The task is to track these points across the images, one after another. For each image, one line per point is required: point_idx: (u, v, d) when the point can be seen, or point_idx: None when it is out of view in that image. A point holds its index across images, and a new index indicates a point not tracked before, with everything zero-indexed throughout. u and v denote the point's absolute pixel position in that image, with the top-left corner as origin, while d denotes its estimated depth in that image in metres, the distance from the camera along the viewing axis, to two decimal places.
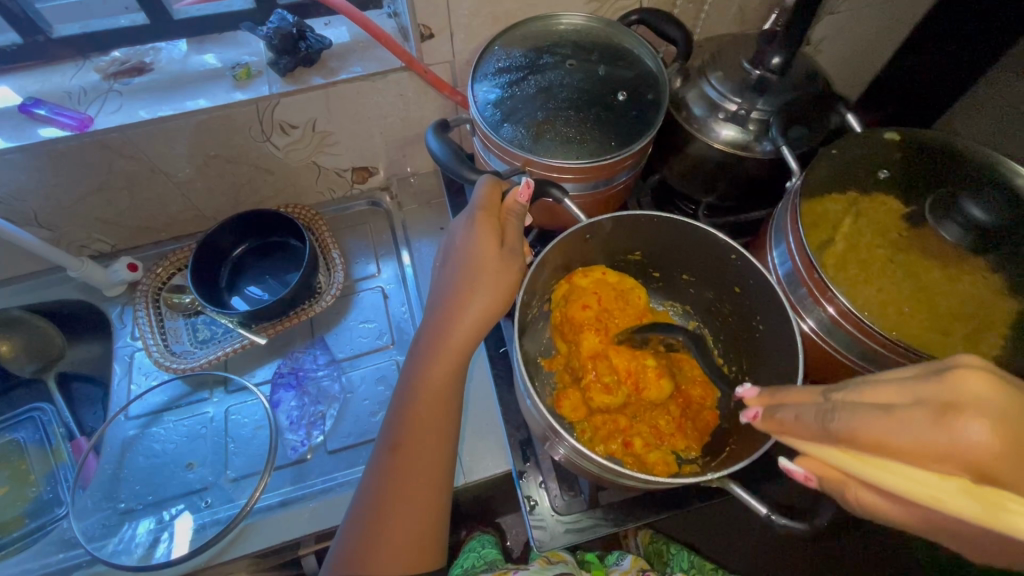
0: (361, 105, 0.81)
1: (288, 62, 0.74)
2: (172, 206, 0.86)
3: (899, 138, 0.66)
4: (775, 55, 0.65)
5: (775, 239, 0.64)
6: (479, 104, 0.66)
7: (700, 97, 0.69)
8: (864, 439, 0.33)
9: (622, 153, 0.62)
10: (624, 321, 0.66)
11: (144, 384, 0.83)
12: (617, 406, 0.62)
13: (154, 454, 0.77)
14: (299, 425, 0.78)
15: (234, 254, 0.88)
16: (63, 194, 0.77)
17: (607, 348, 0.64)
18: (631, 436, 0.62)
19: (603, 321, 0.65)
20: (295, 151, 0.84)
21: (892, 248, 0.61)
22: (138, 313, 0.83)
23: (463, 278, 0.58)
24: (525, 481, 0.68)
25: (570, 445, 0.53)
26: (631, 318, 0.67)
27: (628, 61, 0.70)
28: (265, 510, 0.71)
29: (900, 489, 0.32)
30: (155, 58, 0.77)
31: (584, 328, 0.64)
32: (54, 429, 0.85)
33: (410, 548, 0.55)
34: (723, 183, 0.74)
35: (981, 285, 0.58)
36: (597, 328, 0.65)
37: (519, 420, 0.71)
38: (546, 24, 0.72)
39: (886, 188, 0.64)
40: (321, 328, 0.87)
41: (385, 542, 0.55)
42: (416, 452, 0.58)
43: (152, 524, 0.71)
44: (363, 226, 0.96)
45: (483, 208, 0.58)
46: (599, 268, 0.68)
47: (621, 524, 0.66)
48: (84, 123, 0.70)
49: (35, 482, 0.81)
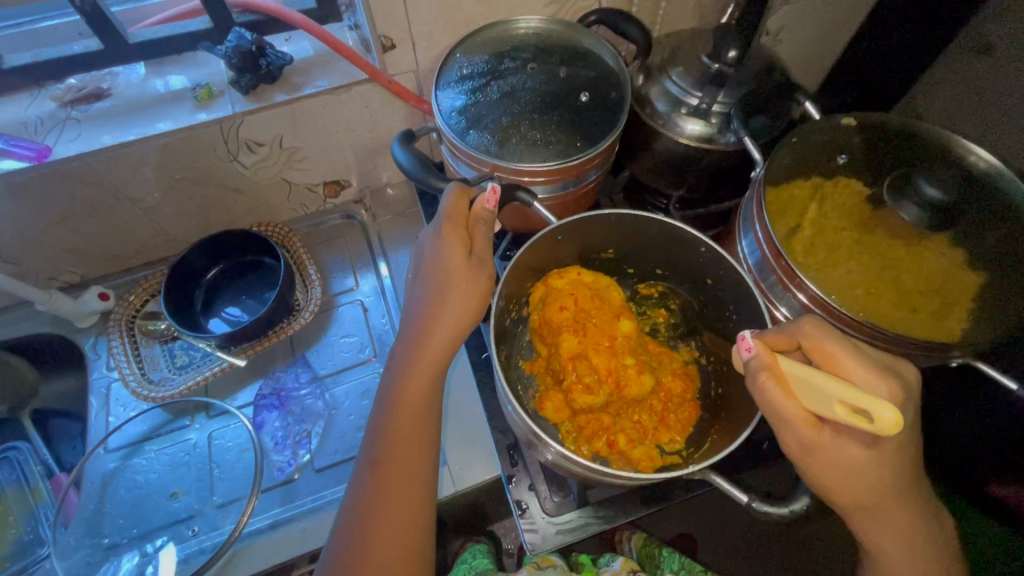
0: (327, 119, 0.80)
1: (249, 81, 0.73)
2: (142, 232, 0.85)
3: (856, 123, 0.68)
4: (731, 48, 0.66)
5: (744, 229, 0.64)
6: (444, 112, 0.66)
7: (663, 93, 0.70)
8: (812, 380, 0.43)
9: (588, 153, 0.63)
10: (603, 320, 0.66)
11: (123, 415, 0.81)
12: (600, 405, 0.63)
13: (137, 485, 0.75)
14: (284, 445, 0.77)
15: (208, 276, 0.87)
16: (26, 227, 0.76)
17: (587, 348, 0.64)
18: (615, 435, 0.63)
19: (579, 319, 0.65)
20: (264, 169, 0.83)
21: (857, 230, 0.62)
22: (112, 343, 0.82)
23: (436, 288, 0.58)
24: (515, 485, 0.68)
25: (555, 450, 0.53)
26: (609, 315, 0.66)
27: (589, 61, 0.70)
28: (255, 534, 0.70)
29: (824, 387, 0.42)
30: (112, 83, 0.76)
31: (562, 329, 0.65)
32: (32, 467, 0.83)
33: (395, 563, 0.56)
34: (692, 176, 0.75)
35: (942, 260, 0.60)
36: (575, 330, 0.65)
37: (504, 424, 0.71)
38: (506, 29, 0.72)
39: (847, 172, 0.66)
40: (301, 346, 0.86)
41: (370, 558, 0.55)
42: (398, 465, 0.58)
43: (137, 558, 0.70)
44: (338, 240, 0.95)
45: (450, 219, 0.57)
46: (575, 268, 0.68)
47: (612, 521, 0.67)
48: (42, 153, 0.69)
49: (15, 524, 0.78)
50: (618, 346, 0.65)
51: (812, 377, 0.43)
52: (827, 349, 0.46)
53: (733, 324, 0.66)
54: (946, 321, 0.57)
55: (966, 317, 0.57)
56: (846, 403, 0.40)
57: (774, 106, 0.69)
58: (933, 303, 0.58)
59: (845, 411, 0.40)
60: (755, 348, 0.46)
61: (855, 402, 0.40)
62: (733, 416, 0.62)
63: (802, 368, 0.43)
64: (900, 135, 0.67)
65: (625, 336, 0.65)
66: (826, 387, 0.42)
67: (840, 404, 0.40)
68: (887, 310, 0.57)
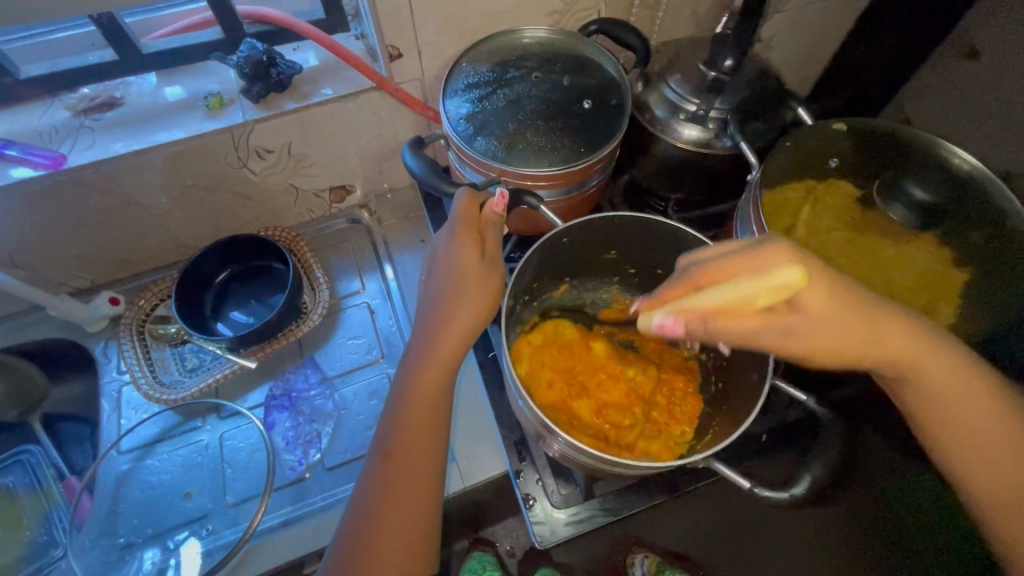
0: (334, 126, 0.82)
1: (259, 89, 0.75)
2: (152, 237, 0.86)
3: (847, 128, 0.68)
4: (728, 57, 0.68)
5: (741, 230, 0.67)
6: (451, 120, 0.68)
7: (661, 100, 0.73)
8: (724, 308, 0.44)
9: (591, 158, 0.65)
10: (584, 362, 0.68)
11: (135, 418, 0.82)
12: (623, 431, 0.64)
13: (150, 486, 0.77)
14: (296, 445, 0.79)
15: (217, 280, 0.89)
16: (39, 233, 0.77)
17: (585, 390, 0.66)
18: (640, 441, 0.64)
19: (568, 377, 0.66)
20: (272, 175, 0.85)
21: (849, 231, 0.66)
22: (124, 348, 0.83)
23: (447, 288, 0.60)
24: (523, 480, 0.70)
25: (563, 441, 0.56)
26: (588, 356, 0.68)
27: (591, 69, 0.73)
28: (268, 532, 0.72)
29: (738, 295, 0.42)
30: (124, 92, 0.77)
31: (558, 395, 0.65)
32: (44, 471, 0.83)
33: (398, 557, 0.57)
34: (689, 180, 0.77)
35: (929, 257, 0.64)
36: (567, 385, 0.66)
37: (511, 422, 0.73)
38: (510, 39, 0.74)
39: (838, 175, 0.69)
40: (310, 348, 0.87)
41: (369, 552, 0.56)
42: (409, 460, 0.59)
43: (160, 553, 0.72)
44: (344, 244, 0.97)
45: (463, 221, 0.60)
46: (523, 338, 0.69)
47: (618, 512, 0.69)
48: (57, 161, 0.70)
49: (29, 525, 0.80)
50: (610, 370, 0.67)
51: (725, 295, 0.43)
52: (717, 269, 0.45)
53: None
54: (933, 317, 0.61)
55: (952, 313, 0.61)
56: (758, 292, 0.42)
57: (769, 112, 0.72)
58: (922, 298, 0.62)
59: (766, 298, 0.42)
60: (680, 322, 0.45)
61: (762, 286, 0.42)
62: (734, 410, 0.64)
63: (711, 297, 0.43)
64: (888, 138, 0.68)
65: (610, 364, 0.68)
66: (736, 294, 0.43)
67: (761, 295, 0.42)
68: None
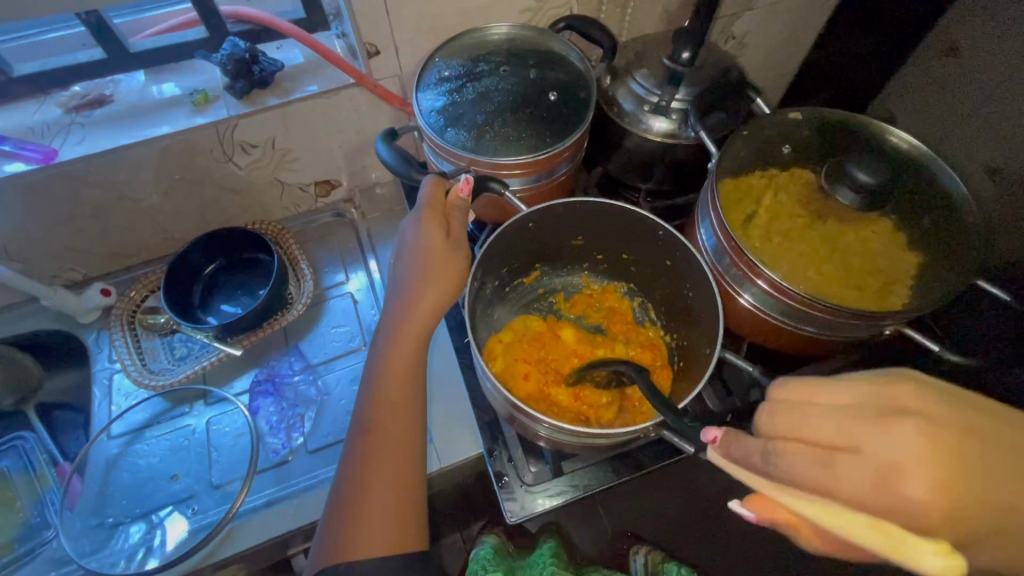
0: (316, 122, 0.85)
1: (242, 86, 0.78)
2: (141, 230, 0.89)
3: (801, 116, 0.73)
4: (685, 50, 0.71)
5: (701, 216, 0.70)
6: (424, 112, 0.71)
7: (628, 93, 0.76)
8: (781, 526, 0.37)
9: (558, 146, 0.68)
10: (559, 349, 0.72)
11: (125, 404, 0.85)
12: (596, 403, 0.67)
13: (138, 469, 0.79)
14: (279, 428, 0.82)
15: (205, 272, 0.92)
16: (31, 226, 0.80)
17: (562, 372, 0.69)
18: (612, 410, 0.67)
19: (542, 366, 0.70)
20: (257, 169, 0.88)
21: (810, 216, 0.68)
22: (115, 337, 0.86)
23: (416, 270, 0.63)
24: (495, 458, 0.72)
25: (546, 424, 0.58)
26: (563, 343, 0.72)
27: (558, 64, 0.75)
28: (251, 511, 0.74)
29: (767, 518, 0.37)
30: (114, 90, 0.80)
31: (536, 377, 0.68)
32: (37, 455, 0.87)
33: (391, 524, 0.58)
34: (658, 170, 0.80)
35: (884, 239, 0.66)
36: (543, 370, 0.70)
37: (485, 404, 0.76)
38: (481, 36, 0.77)
39: (796, 162, 0.71)
40: (295, 336, 0.90)
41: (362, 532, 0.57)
42: (379, 438, 0.61)
43: (144, 527, 0.75)
44: (329, 237, 1.00)
45: (429, 206, 0.63)
46: (493, 337, 0.73)
47: (586, 488, 0.71)
48: (48, 156, 0.73)
49: (23, 508, 0.82)
50: (584, 350, 0.71)
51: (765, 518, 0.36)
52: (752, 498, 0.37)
53: (691, 300, 0.70)
54: (889, 297, 0.62)
55: (907, 292, 0.62)
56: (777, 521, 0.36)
57: (732, 102, 0.75)
58: (878, 280, 0.63)
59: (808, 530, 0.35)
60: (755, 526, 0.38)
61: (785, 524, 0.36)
62: (690, 386, 0.66)
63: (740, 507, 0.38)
64: (840, 127, 0.73)
65: (583, 346, 0.72)
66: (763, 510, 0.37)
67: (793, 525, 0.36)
68: (834, 287, 0.63)
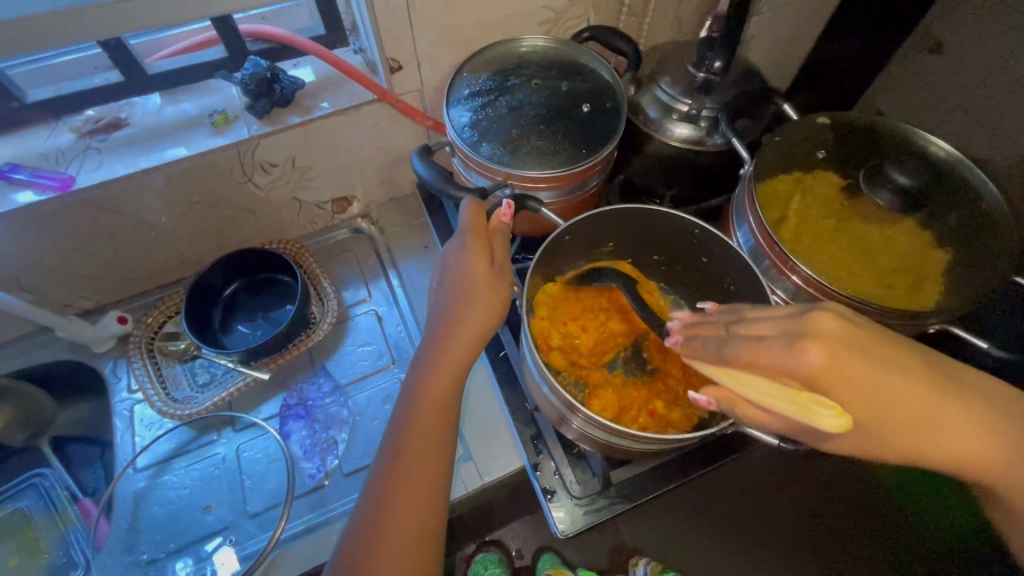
0: (336, 138, 0.84)
1: (264, 104, 0.76)
2: (156, 254, 0.87)
3: (830, 121, 0.74)
4: (717, 59, 0.72)
5: (737, 221, 0.70)
6: (456, 127, 0.70)
7: (654, 101, 0.76)
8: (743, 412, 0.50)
9: (592, 158, 0.68)
10: (611, 322, 0.73)
11: (149, 435, 0.82)
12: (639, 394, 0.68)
13: (169, 501, 0.77)
14: (313, 452, 0.80)
15: (224, 294, 0.90)
16: (44, 255, 0.77)
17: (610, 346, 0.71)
18: (654, 404, 0.68)
19: (601, 331, 0.72)
20: (276, 189, 0.87)
21: (840, 218, 0.69)
22: (135, 367, 0.83)
23: (459, 289, 0.62)
24: (541, 473, 0.72)
25: (584, 416, 0.59)
26: (614, 317, 0.73)
27: (585, 75, 0.76)
28: (291, 539, 0.73)
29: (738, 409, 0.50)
30: (130, 113, 0.78)
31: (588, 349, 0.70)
32: (58, 493, 0.83)
33: (403, 550, 0.57)
34: (683, 176, 0.81)
35: (914, 239, 0.67)
36: (598, 337, 0.71)
37: (525, 417, 0.75)
38: (508, 48, 0.77)
39: (825, 166, 0.73)
40: (320, 357, 0.89)
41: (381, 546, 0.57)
42: (423, 457, 0.61)
43: (192, 561, 0.73)
44: (348, 254, 0.99)
45: (471, 230, 0.63)
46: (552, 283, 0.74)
47: (634, 498, 0.71)
48: (66, 182, 0.71)
49: (46, 549, 0.79)
50: (631, 331, 0.72)
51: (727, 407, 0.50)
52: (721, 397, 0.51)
53: (732, 293, 0.72)
54: (922, 295, 0.63)
55: (937, 291, 0.64)
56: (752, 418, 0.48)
57: (756, 109, 0.76)
58: (909, 279, 0.65)
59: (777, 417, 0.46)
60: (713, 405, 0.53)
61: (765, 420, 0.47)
62: None
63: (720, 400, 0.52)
64: (866, 130, 0.74)
65: (633, 325, 0.73)
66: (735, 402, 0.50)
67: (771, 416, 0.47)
68: (870, 288, 0.64)
